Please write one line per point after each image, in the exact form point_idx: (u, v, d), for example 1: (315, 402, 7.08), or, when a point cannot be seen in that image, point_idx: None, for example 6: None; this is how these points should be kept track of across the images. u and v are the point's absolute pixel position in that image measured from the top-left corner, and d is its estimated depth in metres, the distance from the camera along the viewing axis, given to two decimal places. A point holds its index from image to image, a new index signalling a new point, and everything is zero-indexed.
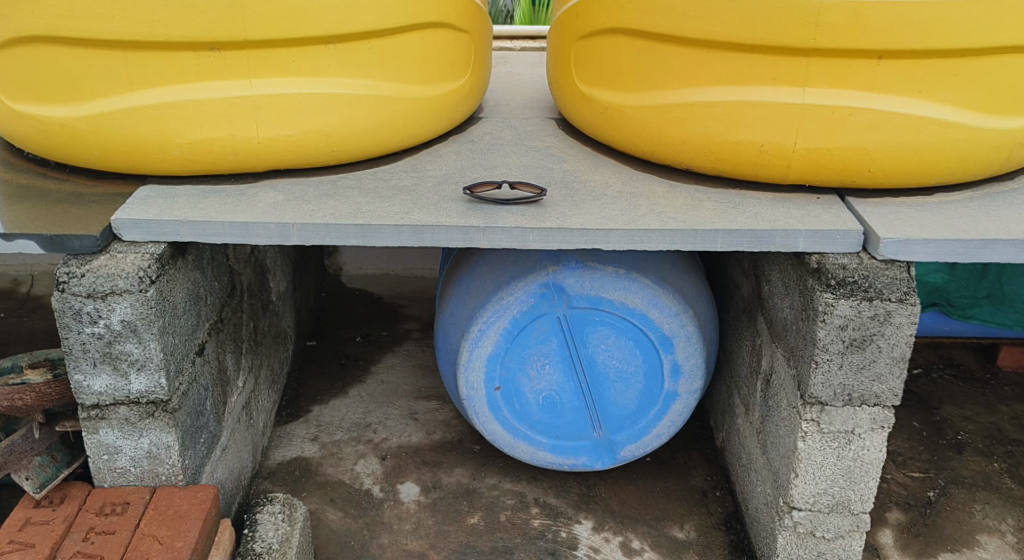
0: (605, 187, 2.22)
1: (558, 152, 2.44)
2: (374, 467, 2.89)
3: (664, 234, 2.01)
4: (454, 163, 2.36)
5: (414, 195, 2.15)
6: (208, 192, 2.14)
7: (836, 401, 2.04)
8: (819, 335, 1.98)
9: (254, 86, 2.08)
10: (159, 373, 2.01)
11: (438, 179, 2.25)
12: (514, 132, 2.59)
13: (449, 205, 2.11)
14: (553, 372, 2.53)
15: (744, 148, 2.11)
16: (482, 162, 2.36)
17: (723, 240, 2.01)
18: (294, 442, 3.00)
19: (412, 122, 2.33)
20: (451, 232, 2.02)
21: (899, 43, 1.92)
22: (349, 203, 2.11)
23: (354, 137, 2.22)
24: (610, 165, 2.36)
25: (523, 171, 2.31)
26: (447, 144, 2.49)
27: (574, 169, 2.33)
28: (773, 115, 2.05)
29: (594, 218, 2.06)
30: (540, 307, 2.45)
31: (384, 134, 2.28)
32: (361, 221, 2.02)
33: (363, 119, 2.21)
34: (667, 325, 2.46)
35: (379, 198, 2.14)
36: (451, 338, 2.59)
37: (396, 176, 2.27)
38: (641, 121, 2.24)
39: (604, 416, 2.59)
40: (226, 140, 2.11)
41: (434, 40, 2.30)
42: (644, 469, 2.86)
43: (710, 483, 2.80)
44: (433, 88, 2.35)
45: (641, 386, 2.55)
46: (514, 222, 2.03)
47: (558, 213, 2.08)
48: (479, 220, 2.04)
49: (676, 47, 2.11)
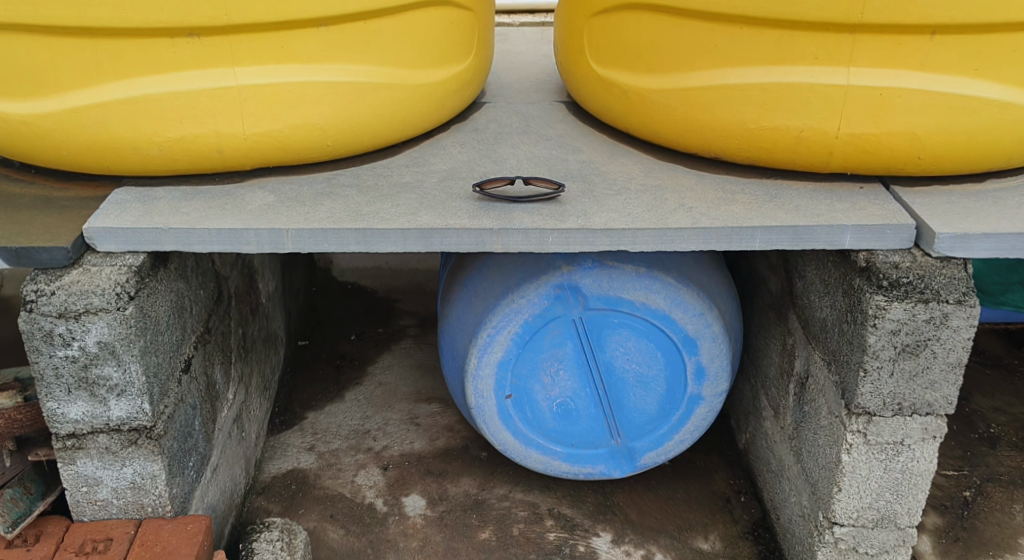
0: (627, 181, 2.03)
1: (571, 141, 2.25)
2: (376, 479, 2.71)
3: (697, 233, 1.83)
4: (459, 156, 2.15)
5: (419, 194, 1.96)
6: (192, 193, 1.93)
7: (884, 411, 1.88)
8: (869, 341, 1.81)
9: (238, 75, 1.86)
10: (141, 398, 1.80)
11: (444, 175, 2.05)
12: (521, 119, 2.39)
13: (458, 204, 1.91)
14: (568, 377, 2.37)
15: (781, 136, 1.92)
16: (490, 154, 2.16)
17: (762, 238, 1.83)
18: (289, 453, 2.81)
19: (412, 110, 2.12)
20: (461, 235, 1.83)
21: (956, 17, 1.74)
22: (349, 203, 1.91)
23: (350, 129, 2.01)
24: (629, 154, 2.17)
25: (535, 165, 2.12)
26: (451, 133, 2.29)
27: (590, 160, 2.14)
28: (814, 99, 1.86)
29: (618, 216, 1.87)
30: (554, 310, 2.27)
31: (382, 125, 2.07)
32: (363, 225, 1.83)
33: (359, 109, 2.00)
34: (692, 326, 2.28)
35: (380, 198, 1.94)
36: (457, 345, 2.41)
37: (397, 171, 2.06)
38: (665, 107, 2.04)
39: (622, 422, 2.43)
40: (209, 136, 1.89)
41: (436, 19, 2.09)
42: (663, 474, 2.69)
43: (734, 487, 2.64)
44: (435, 73, 2.14)
45: (662, 391, 2.38)
46: (531, 223, 1.84)
47: (580, 211, 1.89)
48: (492, 221, 1.85)
49: (705, 24, 1.91)
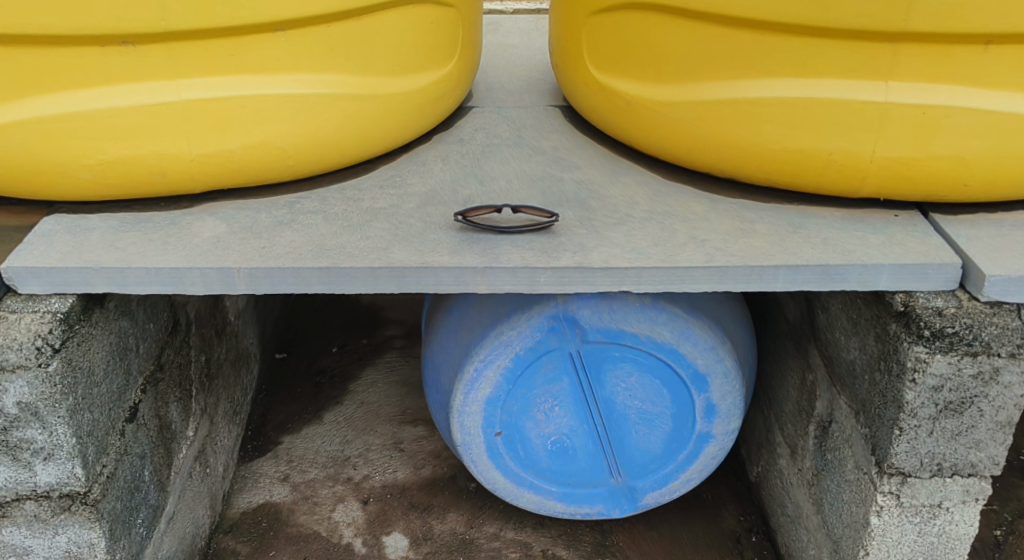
0: (630, 207, 1.79)
1: (568, 156, 2.01)
2: (355, 515, 2.49)
3: (710, 273, 1.59)
4: (441, 174, 1.91)
5: (393, 223, 1.72)
6: (132, 222, 1.70)
7: (921, 472, 1.65)
8: (906, 397, 1.58)
9: (182, 89, 1.61)
10: (71, 463, 1.59)
11: (423, 199, 1.81)
12: (512, 127, 2.14)
13: (438, 236, 1.67)
14: (564, 414, 2.14)
15: (807, 158, 1.68)
16: (477, 173, 1.93)
17: (785, 277, 1.59)
18: (261, 484, 2.59)
19: (387, 123, 1.87)
20: (440, 275, 1.60)
21: (1017, 25, 1.48)
22: (312, 235, 1.68)
23: (315, 146, 1.77)
24: (632, 172, 1.93)
25: (526, 186, 1.88)
26: (432, 146, 2.04)
27: (589, 181, 1.90)
28: (846, 117, 1.62)
29: (620, 251, 1.63)
30: (548, 343, 2.03)
31: (352, 140, 1.83)
32: (327, 262, 1.59)
33: (326, 125, 1.76)
34: (702, 361, 2.04)
35: (348, 228, 1.70)
36: (441, 378, 2.18)
37: (369, 194, 1.82)
38: (674, 121, 1.80)
39: (623, 460, 2.21)
40: (148, 158, 1.65)
41: (413, 19, 1.83)
42: (667, 511, 2.48)
43: (745, 525, 2.43)
44: (413, 79, 1.89)
45: (667, 429, 2.16)
46: (520, 260, 1.61)
47: (576, 245, 1.65)
48: (476, 258, 1.61)
49: (721, 28, 1.66)
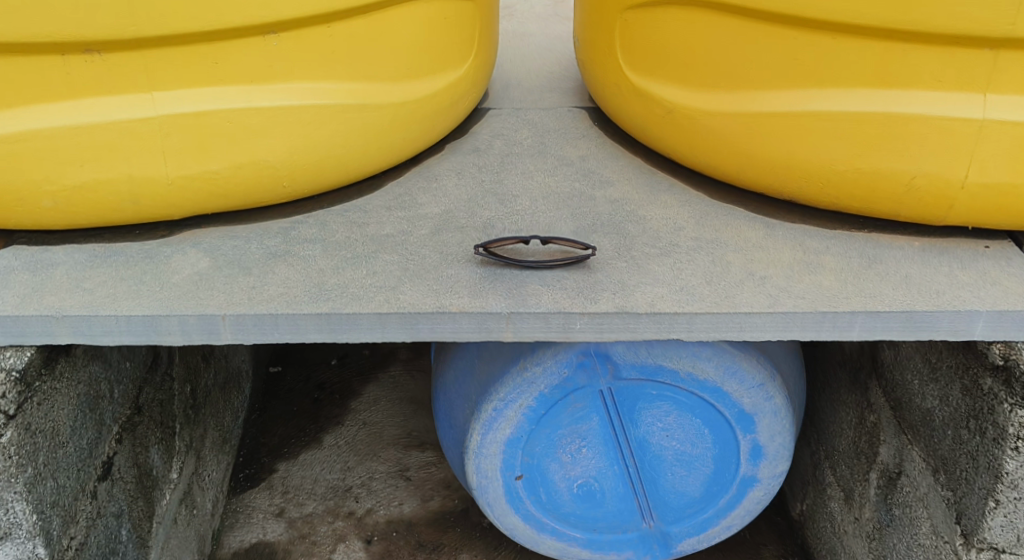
0: (675, 233, 1.55)
1: (597, 167, 1.75)
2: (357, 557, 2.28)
3: (775, 320, 1.36)
4: (456, 191, 1.67)
5: (403, 255, 1.48)
6: (103, 255, 1.46)
7: (1017, 548, 1.44)
8: (1006, 467, 1.37)
9: (157, 102, 1.37)
10: (32, 542, 1.38)
11: (436, 222, 1.57)
12: (534, 132, 1.89)
13: (455, 272, 1.44)
14: (592, 455, 1.92)
15: (885, 182, 1.44)
16: (495, 189, 1.67)
17: (864, 325, 1.35)
18: (255, 521, 2.39)
19: (394, 135, 1.63)
20: (458, 321, 1.37)
21: None
22: (309, 271, 1.44)
23: (312, 165, 1.53)
24: (675, 188, 1.69)
25: (553, 206, 1.63)
26: (445, 156, 1.79)
27: (624, 199, 1.65)
28: (933, 136, 1.37)
29: (668, 292, 1.40)
30: (576, 380, 1.81)
31: (354, 156, 1.59)
32: (326, 307, 1.36)
33: (323, 140, 1.52)
34: (748, 400, 1.82)
35: (351, 261, 1.46)
36: (455, 415, 1.95)
37: (375, 217, 1.58)
38: (722, 135, 1.55)
39: (657, 504, 1.99)
40: (120, 183, 1.41)
41: (423, 16, 1.59)
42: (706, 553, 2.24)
43: None
44: (423, 84, 1.64)
45: (707, 471, 1.94)
46: (552, 303, 1.37)
47: (616, 284, 1.42)
48: (500, 301, 1.38)
49: (783, 30, 1.41)
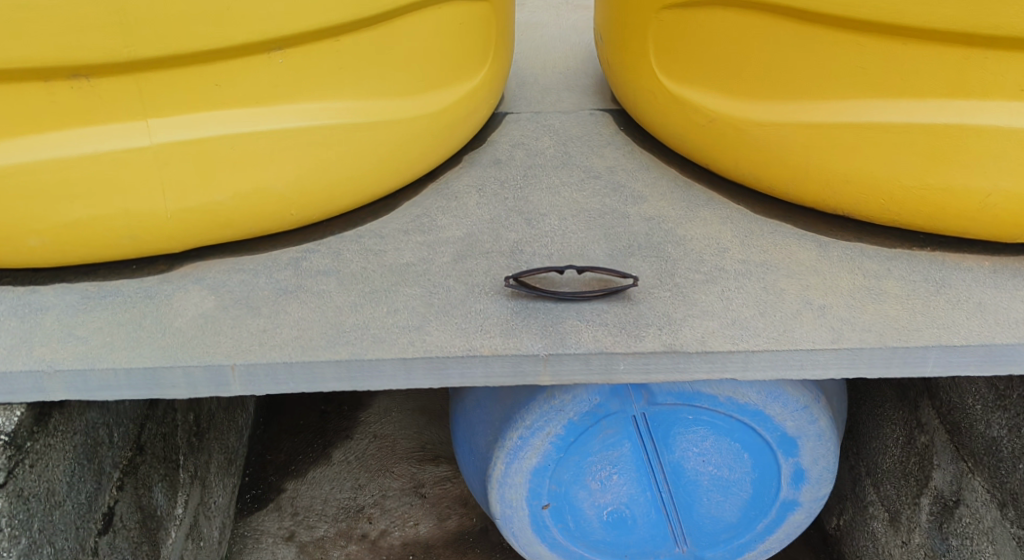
0: (719, 255, 1.43)
1: (628, 180, 1.62)
2: None
3: (839, 356, 1.25)
4: (478, 211, 1.54)
5: (426, 288, 1.36)
6: (97, 296, 1.34)
7: None
8: None
9: (154, 131, 1.27)
10: None
11: (460, 248, 1.44)
12: (556, 139, 1.76)
13: (485, 307, 1.31)
14: (623, 482, 1.81)
15: (956, 198, 1.34)
16: (520, 207, 1.55)
17: (938, 360, 1.26)
18: (263, 546, 2.27)
19: (411, 153, 1.50)
20: (492, 364, 1.25)
21: None
22: (325, 309, 1.32)
23: (326, 189, 1.41)
24: (714, 202, 1.56)
25: (584, 224, 1.50)
26: (463, 169, 1.66)
27: (661, 216, 1.53)
28: (1011, 149, 1.28)
29: (719, 326, 1.28)
30: (608, 406, 1.69)
31: (368, 178, 1.46)
32: (345, 353, 1.23)
33: (338, 162, 1.40)
34: (791, 423, 1.71)
35: (370, 297, 1.34)
36: (476, 440, 1.82)
37: (393, 244, 1.46)
38: (774, 145, 1.44)
39: (692, 529, 1.89)
40: (115, 218, 1.29)
41: (440, 23, 1.45)
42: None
43: None
44: (440, 96, 1.51)
45: (745, 496, 1.84)
46: (593, 342, 1.25)
47: (661, 317, 1.30)
48: (536, 341, 1.25)
49: (844, 35, 1.30)
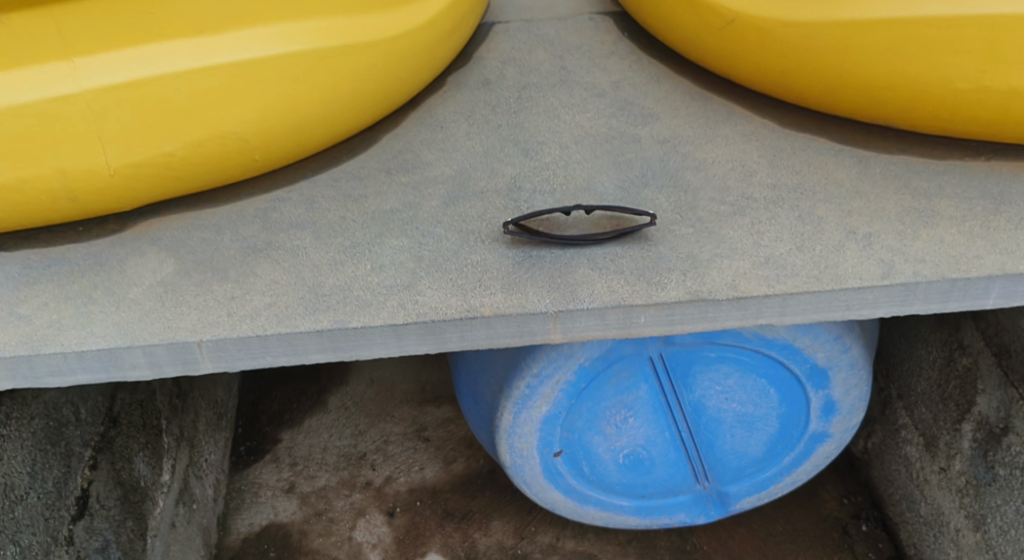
0: (745, 180, 1.26)
1: (635, 97, 1.44)
2: (381, 533, 2.07)
3: (890, 293, 1.09)
4: (469, 143, 1.36)
5: (415, 239, 1.19)
6: (40, 266, 1.16)
7: None
8: None
9: (84, 74, 1.09)
10: None
11: (450, 188, 1.27)
12: (551, 51, 1.56)
13: (483, 259, 1.15)
14: (640, 424, 1.69)
15: (1018, 101, 1.18)
16: (516, 136, 1.37)
17: (1001, 291, 1.11)
18: (262, 500, 2.16)
19: (390, 81, 1.31)
20: (494, 325, 1.09)
21: None
22: (301, 269, 1.15)
23: (297, 129, 1.23)
24: (734, 118, 1.38)
25: (590, 152, 1.32)
26: (449, 93, 1.47)
27: (676, 137, 1.34)
28: None
29: (751, 266, 1.12)
30: (622, 349, 1.55)
31: (344, 113, 1.27)
32: (328, 321, 1.07)
33: (308, 96, 1.21)
34: (822, 355, 1.57)
35: (351, 252, 1.17)
36: (481, 389, 1.68)
37: (374, 188, 1.28)
38: (805, 50, 1.27)
39: (714, 466, 1.78)
40: (50, 178, 1.11)
41: None
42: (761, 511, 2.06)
43: (850, 510, 2.05)
44: (416, 12, 1.33)
45: (771, 430, 1.72)
46: (610, 295, 1.10)
47: (684, 259, 1.14)
48: (544, 296, 1.10)
49: None
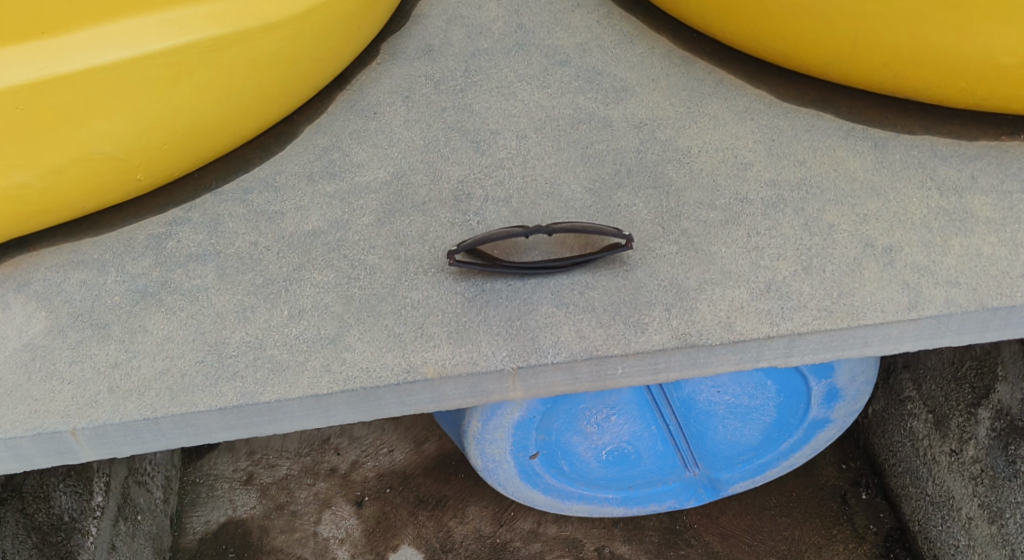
0: (740, 175, 1.05)
1: (606, 63, 1.20)
2: (349, 527, 1.63)
3: (920, 328, 0.91)
4: (408, 133, 1.13)
5: (343, 272, 0.98)
6: None
7: None
8: None
9: None
10: None
11: (384, 199, 1.05)
12: (506, 5, 1.31)
13: (425, 297, 0.94)
14: (624, 420, 1.51)
15: None
16: (463, 123, 1.13)
17: None
18: (219, 494, 1.71)
19: (301, 66, 1.09)
20: (441, 387, 0.89)
21: None
22: (201, 320, 0.94)
23: (184, 136, 1.02)
24: (723, 89, 1.16)
25: (553, 142, 1.10)
26: (383, 65, 1.23)
27: (655, 119, 1.12)
28: None
29: (751, 298, 0.92)
30: None
31: (246, 109, 1.06)
32: (233, 396, 0.88)
33: (192, 98, 1.00)
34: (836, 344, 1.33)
35: (264, 294, 0.96)
36: None
37: (292, 200, 1.06)
38: (807, 13, 1.04)
39: (705, 453, 1.59)
40: None
41: None
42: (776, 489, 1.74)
43: (849, 478, 1.76)
44: None
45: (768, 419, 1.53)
46: (580, 342, 0.89)
47: (668, 288, 0.94)
48: (500, 347, 0.90)
49: None
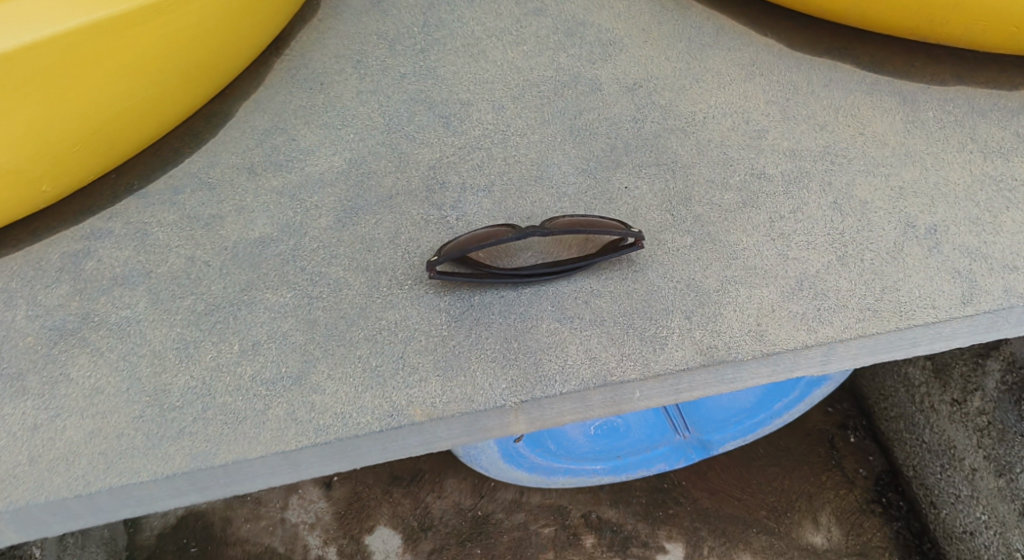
0: (756, 145, 0.90)
1: (587, 12, 1.03)
2: (321, 511, 1.31)
3: (973, 324, 0.80)
4: (363, 109, 0.95)
5: (301, 291, 0.82)
6: None
7: None
8: None
9: None
10: None
11: (343, 193, 0.89)
12: None
13: (404, 318, 0.80)
14: None
15: None
16: (427, 93, 0.96)
17: None
18: None
19: (233, 38, 0.91)
20: (432, 429, 0.76)
21: None
22: (135, 362, 0.78)
23: (100, 134, 0.84)
24: (724, 39, 1.00)
25: (536, 113, 0.94)
26: (325, 22, 1.04)
27: (650, 79, 0.97)
28: None
29: (784, 299, 0.80)
30: None
31: (173, 96, 0.89)
32: (183, 460, 0.73)
33: (106, 89, 0.82)
34: None
35: (210, 324, 0.80)
36: None
37: (232, 200, 0.89)
38: None
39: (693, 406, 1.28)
40: None
41: None
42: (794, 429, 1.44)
43: (837, 420, 1.43)
44: None
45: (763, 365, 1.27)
46: (592, 365, 0.77)
47: (687, 291, 0.81)
48: (498, 378, 0.77)
49: None
